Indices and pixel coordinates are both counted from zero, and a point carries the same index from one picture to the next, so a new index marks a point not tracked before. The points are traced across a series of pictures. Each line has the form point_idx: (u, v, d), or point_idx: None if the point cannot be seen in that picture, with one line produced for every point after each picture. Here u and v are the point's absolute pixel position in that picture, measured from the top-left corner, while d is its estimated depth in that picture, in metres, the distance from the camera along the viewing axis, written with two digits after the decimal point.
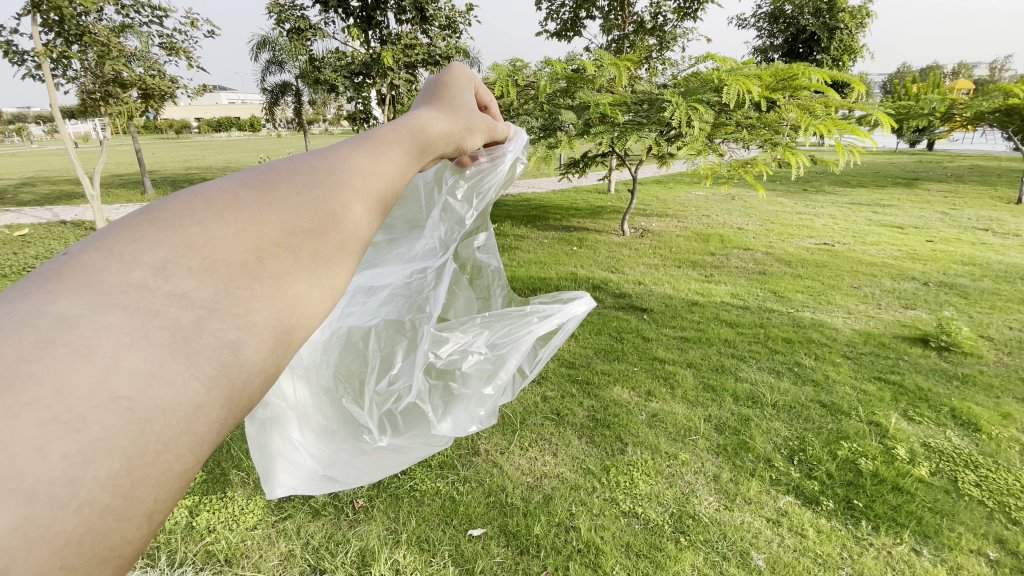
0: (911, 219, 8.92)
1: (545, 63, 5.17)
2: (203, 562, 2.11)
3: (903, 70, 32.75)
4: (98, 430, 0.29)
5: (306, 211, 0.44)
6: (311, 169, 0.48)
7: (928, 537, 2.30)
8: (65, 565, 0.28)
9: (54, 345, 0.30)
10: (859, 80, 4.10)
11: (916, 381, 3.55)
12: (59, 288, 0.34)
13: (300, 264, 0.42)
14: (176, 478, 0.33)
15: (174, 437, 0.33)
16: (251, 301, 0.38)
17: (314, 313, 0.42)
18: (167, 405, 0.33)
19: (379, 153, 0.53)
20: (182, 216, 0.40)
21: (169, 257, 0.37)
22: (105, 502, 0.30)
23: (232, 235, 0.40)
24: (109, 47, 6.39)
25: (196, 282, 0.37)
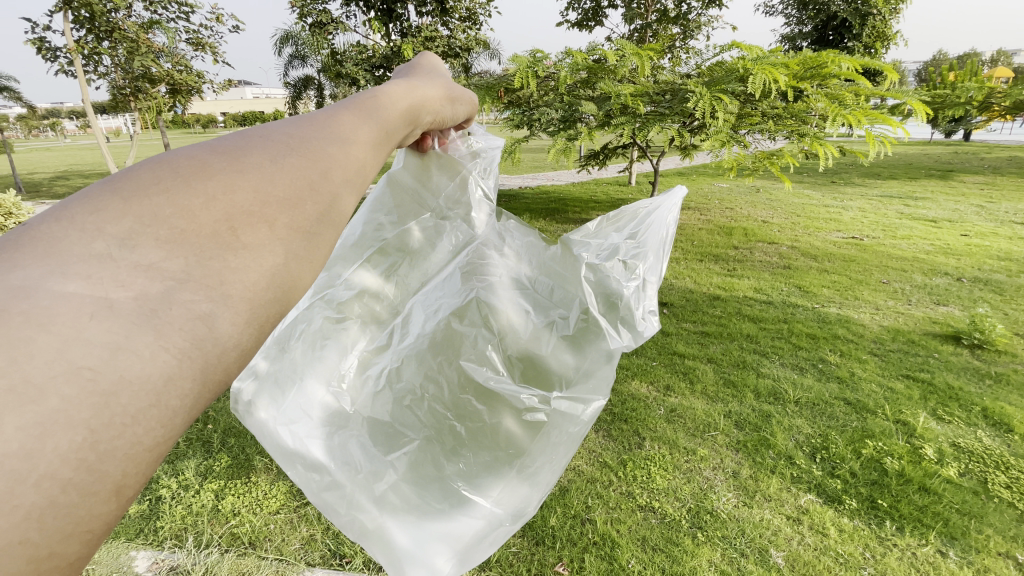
0: (945, 213, 8.61)
1: (566, 54, 5.11)
2: (228, 544, 2.17)
3: (938, 57, 31.47)
4: (57, 401, 0.32)
5: (279, 182, 0.48)
6: (286, 138, 0.53)
7: (954, 539, 2.24)
8: (25, 539, 0.31)
9: (11, 314, 0.34)
10: (892, 67, 3.96)
11: (946, 380, 3.44)
12: (23, 256, 0.38)
13: (275, 235, 0.46)
14: (146, 453, 0.36)
15: (142, 410, 0.36)
16: (224, 272, 0.42)
17: (289, 282, 0.46)
18: (133, 378, 0.36)
19: (354, 122, 0.59)
20: (150, 188, 0.44)
21: (133, 228, 0.41)
22: (68, 477, 0.32)
23: (201, 205, 0.44)
24: (137, 43, 6.57)
25: (162, 253, 0.41)
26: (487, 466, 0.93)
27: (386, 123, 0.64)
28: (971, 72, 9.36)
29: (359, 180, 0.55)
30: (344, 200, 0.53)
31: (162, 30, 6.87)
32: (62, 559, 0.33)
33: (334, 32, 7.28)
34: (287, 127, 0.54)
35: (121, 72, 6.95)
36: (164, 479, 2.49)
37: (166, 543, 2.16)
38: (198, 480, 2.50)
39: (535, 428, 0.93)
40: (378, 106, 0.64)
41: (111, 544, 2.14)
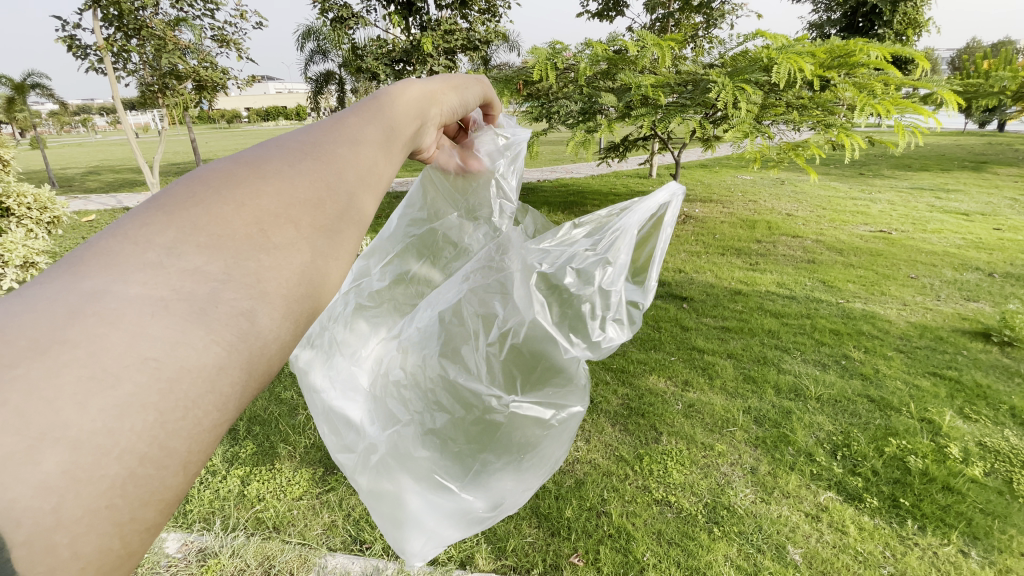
0: (978, 205, 8.32)
1: (586, 45, 5.04)
2: (254, 527, 2.25)
3: (974, 43, 30.24)
4: (130, 386, 0.36)
5: (300, 185, 0.53)
6: (300, 144, 0.57)
7: (977, 539, 2.20)
8: (111, 505, 0.34)
9: (84, 315, 0.38)
10: (924, 54, 3.83)
11: (975, 377, 3.35)
12: (87, 269, 0.42)
13: (300, 234, 0.50)
14: (206, 433, 0.40)
15: (200, 395, 0.40)
16: (260, 271, 0.46)
17: (319, 278, 0.50)
18: (191, 365, 0.39)
19: (364, 125, 0.64)
20: (186, 201, 0.48)
21: (177, 237, 0.45)
22: (144, 452, 0.36)
23: (232, 212, 0.48)
24: (165, 41, 6.72)
25: (204, 257, 0.44)
26: (458, 457, 1.00)
27: (398, 122, 0.70)
28: (1009, 59, 8.97)
29: (371, 179, 0.59)
30: (360, 198, 0.57)
31: (188, 28, 7.00)
32: (142, 525, 0.37)
33: (354, 27, 7.33)
34: (301, 133, 0.59)
35: (149, 69, 7.11)
36: None
37: (195, 526, 2.25)
38: (225, 466, 2.60)
39: (503, 432, 0.99)
40: (382, 107, 0.69)
41: None
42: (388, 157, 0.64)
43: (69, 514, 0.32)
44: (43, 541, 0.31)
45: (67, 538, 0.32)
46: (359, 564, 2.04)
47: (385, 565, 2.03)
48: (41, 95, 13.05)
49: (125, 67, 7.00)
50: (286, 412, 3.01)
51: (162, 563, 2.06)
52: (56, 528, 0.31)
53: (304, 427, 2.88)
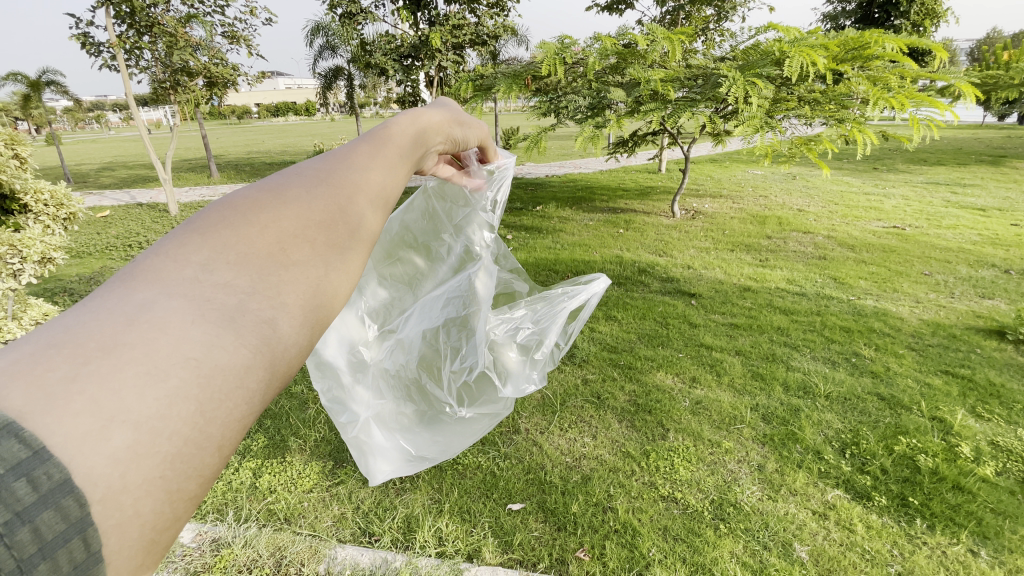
0: (995, 201, 8.17)
1: (595, 39, 4.98)
2: (265, 519, 2.29)
3: (994, 35, 29.48)
4: (176, 380, 0.39)
5: (315, 209, 0.54)
6: (316, 172, 0.58)
7: (987, 539, 2.18)
8: (163, 474, 0.37)
9: (136, 321, 0.40)
10: (941, 45, 3.77)
11: (988, 376, 3.31)
12: (134, 284, 0.44)
13: (317, 253, 0.52)
14: (237, 422, 0.42)
15: (232, 389, 0.42)
16: (280, 285, 0.48)
17: (333, 292, 0.52)
18: (226, 363, 0.42)
19: (373, 153, 0.65)
20: (217, 223, 0.50)
21: (210, 255, 0.47)
22: (187, 434, 0.39)
23: (256, 233, 0.50)
24: (176, 38, 6.78)
25: (232, 273, 0.46)
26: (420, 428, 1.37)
27: (405, 150, 0.71)
28: None
29: (381, 202, 0.60)
30: (370, 220, 0.58)
31: (199, 24, 7.04)
32: (185, 495, 0.39)
33: (363, 22, 7.33)
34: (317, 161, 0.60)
35: (161, 66, 7.15)
36: None
37: (208, 517, 2.29)
38: (238, 458, 2.64)
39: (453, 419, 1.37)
40: (388, 138, 0.69)
41: None
42: (396, 183, 0.65)
43: (133, 480, 0.35)
44: (112, 502, 0.34)
45: (129, 500, 0.35)
46: (369, 556, 2.07)
47: (393, 557, 2.06)
48: (55, 92, 13.21)
49: (137, 64, 7.06)
50: (296, 406, 3.05)
51: (177, 553, 2.12)
52: (120, 492, 0.35)
53: (314, 421, 2.92)
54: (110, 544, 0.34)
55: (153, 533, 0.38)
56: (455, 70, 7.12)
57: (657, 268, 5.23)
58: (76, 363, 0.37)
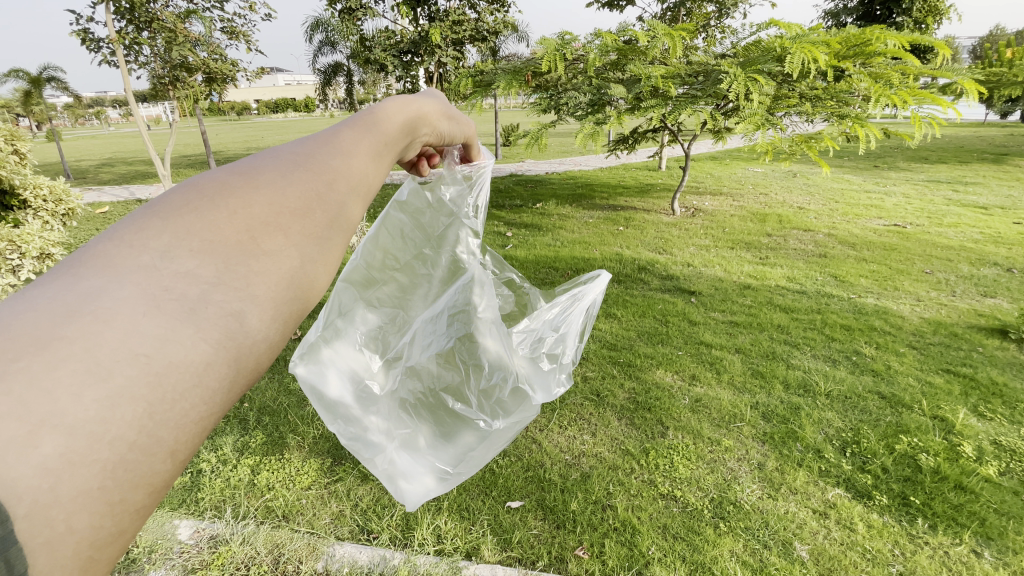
0: (996, 199, 8.15)
1: (596, 35, 4.95)
2: (263, 516, 2.28)
3: (995, 33, 29.38)
4: (122, 379, 0.37)
5: (290, 194, 0.52)
6: (294, 156, 0.57)
7: (990, 539, 2.17)
8: (102, 485, 0.36)
9: (78, 315, 0.38)
10: (944, 42, 3.72)
11: (990, 375, 3.29)
12: (84, 272, 0.42)
13: (290, 241, 0.50)
14: (192, 424, 0.41)
15: (188, 389, 0.40)
16: (250, 276, 0.47)
17: (307, 283, 0.51)
18: (180, 361, 0.40)
19: (359, 138, 0.63)
20: (180, 207, 0.48)
21: (170, 242, 0.45)
22: (133, 438, 0.37)
23: (224, 219, 0.48)
24: (175, 33, 6.74)
25: (196, 261, 0.44)
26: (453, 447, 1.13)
27: (389, 136, 0.68)
28: None
29: (361, 192, 0.59)
30: (350, 210, 0.57)
31: (197, 19, 6.99)
32: (130, 505, 0.38)
33: (363, 18, 7.30)
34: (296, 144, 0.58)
35: (160, 61, 7.10)
36: (203, 453, 2.61)
37: (206, 514, 2.28)
38: (236, 455, 2.63)
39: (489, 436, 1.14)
40: (376, 123, 0.67)
41: (155, 513, 2.26)
42: (378, 172, 0.63)
43: (65, 493, 0.33)
44: (41, 516, 0.32)
45: (62, 515, 0.33)
46: (367, 553, 2.06)
47: (392, 555, 2.05)
48: (53, 87, 13.15)
49: (136, 59, 7.02)
50: (294, 403, 3.03)
51: (175, 549, 2.10)
52: (52, 505, 0.33)
53: (312, 418, 2.90)
54: (39, 563, 0.32)
55: (91, 549, 0.36)
56: (455, 66, 7.08)
57: (657, 266, 5.22)
58: (4, 359, 0.34)
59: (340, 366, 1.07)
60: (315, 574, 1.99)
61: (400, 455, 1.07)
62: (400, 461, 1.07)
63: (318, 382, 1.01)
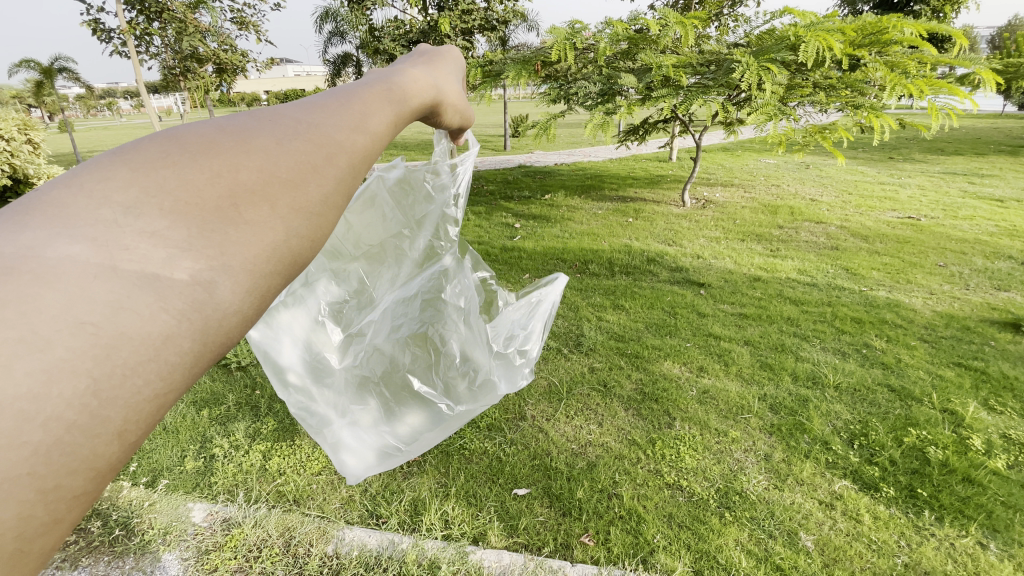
0: (1014, 191, 8.00)
1: (607, 23, 4.82)
2: (275, 500, 2.33)
3: (1016, 22, 28.62)
4: (63, 352, 0.31)
5: (284, 163, 0.44)
6: (296, 123, 0.48)
7: (996, 531, 2.17)
8: (33, 471, 0.29)
9: (19, 271, 0.32)
10: (962, 31, 3.63)
11: (1002, 369, 3.26)
12: (33, 222, 0.36)
13: (276, 213, 0.42)
14: (146, 403, 0.35)
15: (143, 363, 0.34)
16: (225, 245, 0.39)
17: (291, 259, 0.43)
18: (135, 332, 0.34)
19: (376, 113, 0.53)
20: (157, 159, 0.41)
21: (139, 197, 0.38)
22: (72, 419, 0.31)
23: (205, 181, 0.40)
24: (185, 24, 6.74)
25: (166, 222, 0.38)
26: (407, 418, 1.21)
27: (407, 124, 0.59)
28: None
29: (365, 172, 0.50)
30: (346, 190, 0.48)
31: (207, 10, 6.99)
32: (70, 492, 0.32)
33: (373, 8, 7.29)
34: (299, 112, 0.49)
35: (171, 52, 7.22)
36: (216, 439, 2.67)
37: (219, 497, 2.33)
38: (248, 441, 2.67)
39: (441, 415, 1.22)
40: (391, 95, 0.57)
41: (171, 496, 2.33)
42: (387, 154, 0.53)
43: None
44: None
45: None
46: (376, 537, 2.10)
47: (400, 539, 2.09)
48: (67, 78, 13.35)
49: (148, 51, 7.10)
50: None
51: (189, 531, 2.16)
52: None
53: None
54: None
55: (20, 541, 0.30)
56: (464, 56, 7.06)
57: (666, 257, 5.19)
58: None
59: (297, 332, 1.15)
60: (326, 557, 2.04)
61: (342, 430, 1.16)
62: (342, 433, 1.16)
63: (273, 349, 1.11)
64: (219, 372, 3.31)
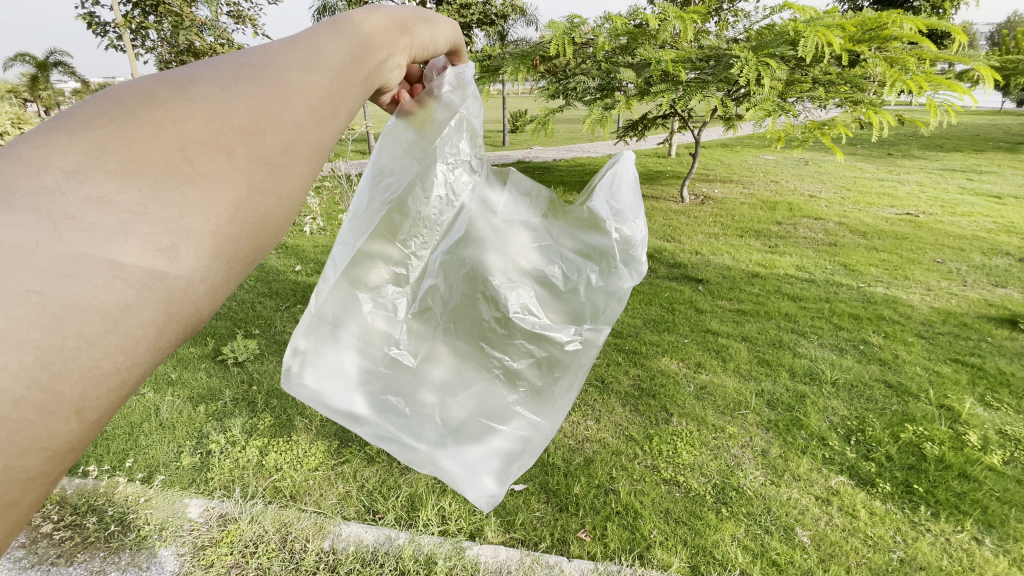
0: (1011, 188, 8.01)
1: (605, 18, 4.83)
2: (271, 496, 2.32)
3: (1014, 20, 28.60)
4: (6, 320, 0.29)
5: (234, 108, 0.42)
6: (239, 67, 0.45)
7: (992, 526, 2.17)
8: None
9: None
10: (961, 27, 3.61)
11: (999, 365, 3.26)
12: None
13: (235, 165, 0.41)
14: (106, 377, 0.34)
15: (98, 335, 0.33)
16: (184, 205, 0.38)
17: (258, 216, 0.42)
18: (87, 301, 0.32)
19: (328, 50, 0.50)
20: (92, 118, 0.38)
21: (81, 161, 0.36)
22: (20, 396, 0.30)
23: (150, 136, 0.38)
24: (181, 17, 6.65)
25: (115, 186, 0.36)
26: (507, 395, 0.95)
27: (369, 55, 0.55)
28: None
29: (327, 111, 0.47)
30: (308, 133, 0.46)
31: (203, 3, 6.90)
32: (24, 473, 0.31)
33: None
34: (240, 53, 0.46)
35: (167, 46, 7.12)
36: (213, 435, 2.66)
37: (215, 493, 2.32)
38: (244, 437, 2.66)
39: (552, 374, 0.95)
40: (339, 31, 0.53)
41: (167, 491, 2.32)
42: (349, 94, 0.51)
43: None
44: None
45: None
46: (373, 533, 2.09)
47: (397, 534, 2.08)
48: (63, 73, 13.19)
49: (144, 44, 7.00)
50: None
51: (185, 527, 2.15)
52: None
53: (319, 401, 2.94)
54: None
55: None
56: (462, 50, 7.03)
57: (665, 254, 5.17)
58: None
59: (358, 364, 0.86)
60: (322, 553, 2.03)
61: (444, 454, 0.93)
62: (449, 449, 0.93)
63: (328, 391, 0.83)
64: (215, 368, 3.30)
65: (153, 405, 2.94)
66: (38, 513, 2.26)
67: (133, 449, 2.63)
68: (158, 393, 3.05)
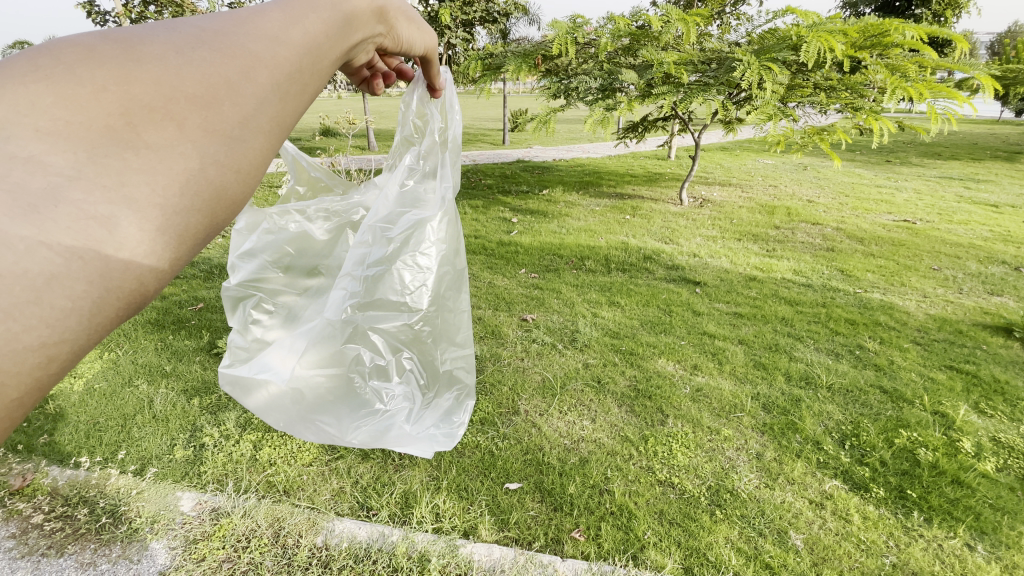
0: (1008, 197, 8.05)
1: (608, 19, 4.83)
2: (264, 490, 2.31)
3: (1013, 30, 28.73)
4: None
5: (189, 75, 0.40)
6: (198, 32, 0.43)
7: (984, 533, 2.18)
8: None
9: None
10: (962, 35, 3.57)
11: (993, 373, 3.28)
12: None
13: (184, 135, 0.40)
14: (29, 351, 0.32)
15: (19, 306, 0.31)
16: (124, 173, 0.37)
17: (210, 190, 0.41)
18: (6, 270, 0.30)
19: (301, 23, 0.48)
20: (23, 71, 0.36)
21: (7, 115, 0.34)
22: None
23: (90, 96, 0.36)
24: (183, 9, 6.61)
25: (46, 146, 0.34)
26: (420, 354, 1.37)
27: (348, 32, 0.53)
28: None
29: (291, 87, 0.47)
30: (270, 108, 0.45)
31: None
32: None
33: None
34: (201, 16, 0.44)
35: None
36: (206, 428, 2.64)
37: (208, 487, 2.31)
38: (239, 430, 2.65)
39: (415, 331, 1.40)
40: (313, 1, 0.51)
41: (159, 483, 2.32)
42: (317, 71, 0.49)
43: None
44: None
45: None
46: (366, 530, 2.08)
47: (391, 531, 2.07)
48: None
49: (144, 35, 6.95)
50: None
51: (177, 520, 2.14)
52: None
53: None
54: None
55: None
56: (464, 49, 7.26)
57: (662, 256, 5.17)
58: None
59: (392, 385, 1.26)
60: (315, 548, 2.02)
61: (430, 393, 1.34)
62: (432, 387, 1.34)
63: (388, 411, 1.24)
64: (210, 360, 3.29)
65: (146, 397, 2.92)
66: (26, 504, 2.24)
67: (126, 440, 2.61)
68: (152, 385, 3.03)
